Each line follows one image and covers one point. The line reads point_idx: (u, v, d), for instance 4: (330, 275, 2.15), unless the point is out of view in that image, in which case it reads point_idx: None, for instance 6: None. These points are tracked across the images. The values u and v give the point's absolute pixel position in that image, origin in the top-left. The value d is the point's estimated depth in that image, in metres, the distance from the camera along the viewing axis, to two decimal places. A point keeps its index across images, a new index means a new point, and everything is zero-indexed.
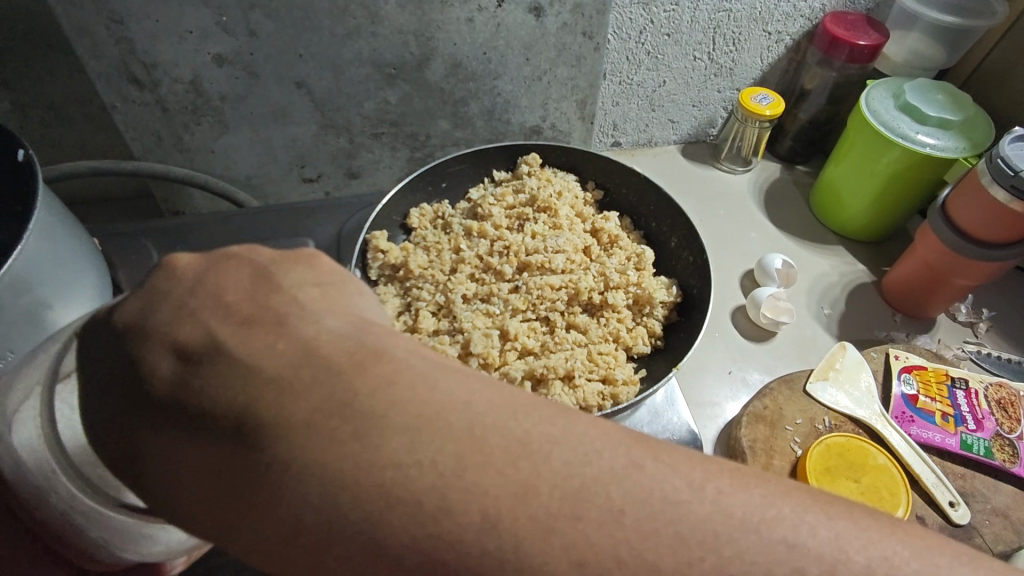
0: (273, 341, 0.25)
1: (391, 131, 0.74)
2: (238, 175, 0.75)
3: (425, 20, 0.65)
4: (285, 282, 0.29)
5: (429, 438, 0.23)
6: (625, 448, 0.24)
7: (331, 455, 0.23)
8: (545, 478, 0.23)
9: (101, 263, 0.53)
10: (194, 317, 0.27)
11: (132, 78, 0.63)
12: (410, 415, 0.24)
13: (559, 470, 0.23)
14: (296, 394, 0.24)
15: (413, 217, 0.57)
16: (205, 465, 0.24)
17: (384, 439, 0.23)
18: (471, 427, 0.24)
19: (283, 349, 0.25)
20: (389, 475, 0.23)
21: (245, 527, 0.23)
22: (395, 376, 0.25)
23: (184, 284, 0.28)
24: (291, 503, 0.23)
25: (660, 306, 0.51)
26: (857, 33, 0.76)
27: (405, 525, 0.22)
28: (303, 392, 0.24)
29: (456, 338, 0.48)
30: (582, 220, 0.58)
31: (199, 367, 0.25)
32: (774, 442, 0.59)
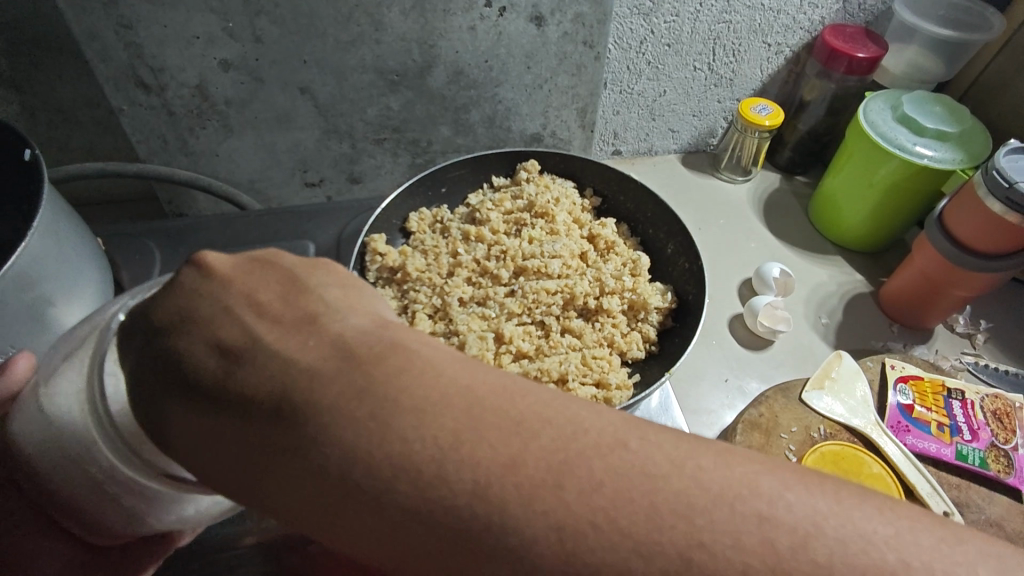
0: (305, 338, 0.25)
1: (393, 136, 0.75)
2: (241, 178, 0.76)
3: (427, 29, 0.66)
4: (311, 282, 0.28)
5: (452, 423, 0.23)
6: (641, 432, 0.24)
7: (363, 441, 0.23)
8: (569, 467, 0.22)
9: (103, 262, 0.54)
10: (227, 311, 0.27)
11: (139, 82, 0.64)
12: (441, 405, 0.23)
13: (584, 457, 0.23)
14: (329, 384, 0.24)
15: (412, 221, 0.57)
16: (241, 451, 0.24)
17: (416, 425, 0.23)
18: (499, 413, 0.23)
19: (315, 345, 0.25)
20: (419, 452, 0.22)
21: (282, 504, 0.23)
22: (424, 368, 0.24)
23: (217, 282, 0.28)
24: (326, 481, 0.23)
25: (655, 311, 0.52)
26: (856, 45, 0.77)
27: (432, 524, 0.22)
28: (335, 382, 0.24)
29: (451, 341, 0.48)
30: (579, 226, 0.59)
31: (234, 358, 0.25)
32: (769, 450, 0.59)
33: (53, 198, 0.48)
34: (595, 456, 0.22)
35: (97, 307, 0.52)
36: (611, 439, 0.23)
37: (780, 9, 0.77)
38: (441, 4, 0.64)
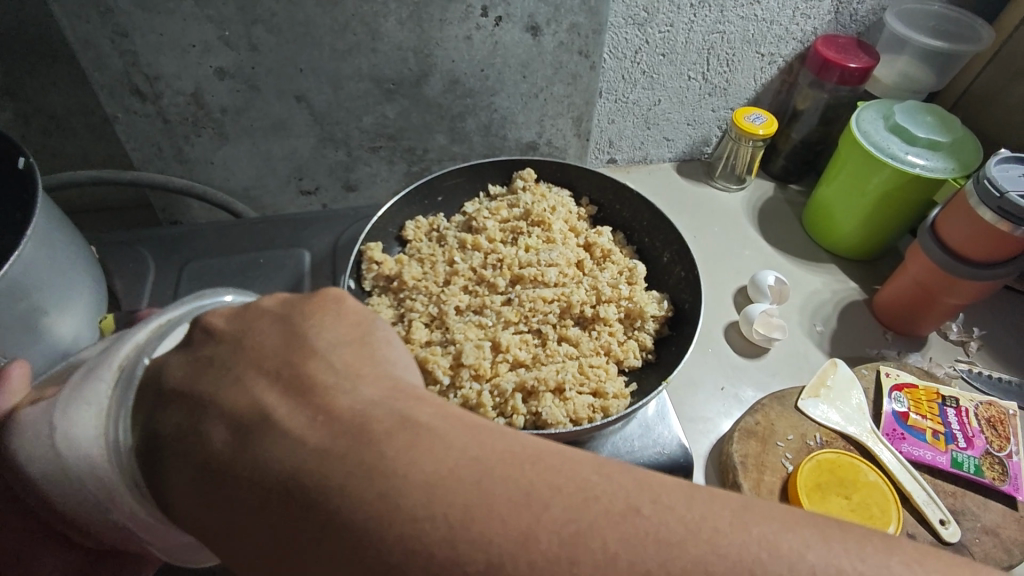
0: (313, 412, 0.25)
1: (389, 144, 0.75)
2: (236, 186, 0.76)
3: (424, 38, 0.66)
4: (318, 341, 0.29)
5: (462, 500, 0.23)
6: (639, 497, 0.24)
7: (364, 522, 0.22)
8: (561, 530, 0.22)
9: (97, 270, 0.54)
10: (238, 382, 0.28)
11: (134, 90, 0.64)
12: (440, 482, 0.23)
13: (572, 520, 0.22)
14: (331, 464, 0.24)
15: (409, 229, 0.57)
16: (256, 528, 0.24)
17: (416, 501, 0.22)
18: (509, 482, 0.23)
19: (321, 420, 0.25)
20: (428, 532, 0.22)
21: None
22: (423, 439, 0.24)
23: (228, 347, 0.29)
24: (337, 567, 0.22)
25: (652, 319, 0.52)
26: (848, 56, 0.78)
27: None
28: (337, 461, 0.24)
29: (448, 350, 0.48)
30: (575, 234, 0.59)
31: (245, 435, 0.25)
32: (766, 458, 0.59)
33: (46, 206, 0.48)
34: (607, 525, 0.22)
35: (91, 317, 0.51)
36: (617, 506, 0.23)
37: (773, 20, 0.78)
38: (438, 14, 0.64)
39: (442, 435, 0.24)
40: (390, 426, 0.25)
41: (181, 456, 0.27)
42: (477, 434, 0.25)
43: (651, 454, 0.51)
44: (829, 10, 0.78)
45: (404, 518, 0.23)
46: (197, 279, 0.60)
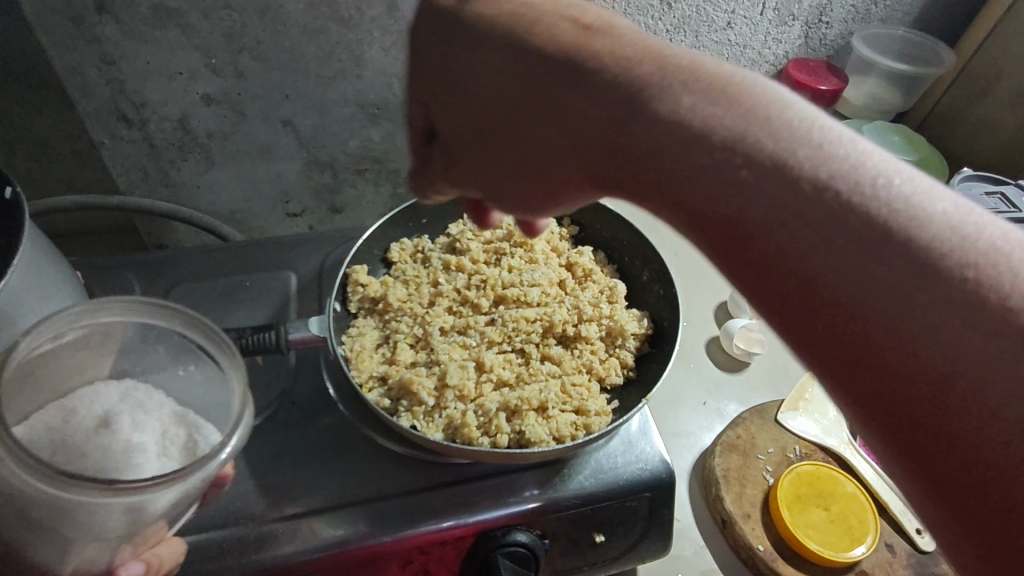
0: (704, 156, 0.27)
1: (374, 167, 0.77)
2: (222, 209, 0.76)
3: (408, 64, 0.68)
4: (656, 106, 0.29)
5: (886, 304, 0.24)
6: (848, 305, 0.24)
7: (865, 278, 0.24)
8: (924, 359, 0.23)
9: (83, 296, 0.54)
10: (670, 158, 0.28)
11: (121, 116, 0.65)
12: (774, 216, 0.26)
13: (847, 291, 0.24)
14: (765, 200, 0.26)
15: (393, 251, 0.58)
16: (828, 276, 0.25)
17: (790, 263, 0.25)
18: (913, 284, 0.24)
19: (701, 172, 0.27)
20: (902, 329, 0.23)
21: (909, 407, 0.24)
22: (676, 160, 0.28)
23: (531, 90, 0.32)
24: (870, 350, 0.24)
25: (632, 338, 0.53)
26: (818, 78, 0.81)
27: (919, 368, 0.23)
28: (789, 221, 0.25)
29: (432, 371, 0.49)
30: (557, 254, 0.60)
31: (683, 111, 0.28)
32: (747, 471, 0.60)
33: (33, 234, 0.48)
34: (837, 275, 0.24)
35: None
36: (893, 281, 0.24)
37: (746, 45, 0.80)
38: None
39: (860, 225, 0.24)
40: (639, 86, 0.29)
41: (495, 174, 0.35)
42: (674, 177, 0.28)
43: (634, 470, 0.52)
44: (799, 35, 0.81)
45: (740, 196, 0.26)
46: (183, 303, 0.60)
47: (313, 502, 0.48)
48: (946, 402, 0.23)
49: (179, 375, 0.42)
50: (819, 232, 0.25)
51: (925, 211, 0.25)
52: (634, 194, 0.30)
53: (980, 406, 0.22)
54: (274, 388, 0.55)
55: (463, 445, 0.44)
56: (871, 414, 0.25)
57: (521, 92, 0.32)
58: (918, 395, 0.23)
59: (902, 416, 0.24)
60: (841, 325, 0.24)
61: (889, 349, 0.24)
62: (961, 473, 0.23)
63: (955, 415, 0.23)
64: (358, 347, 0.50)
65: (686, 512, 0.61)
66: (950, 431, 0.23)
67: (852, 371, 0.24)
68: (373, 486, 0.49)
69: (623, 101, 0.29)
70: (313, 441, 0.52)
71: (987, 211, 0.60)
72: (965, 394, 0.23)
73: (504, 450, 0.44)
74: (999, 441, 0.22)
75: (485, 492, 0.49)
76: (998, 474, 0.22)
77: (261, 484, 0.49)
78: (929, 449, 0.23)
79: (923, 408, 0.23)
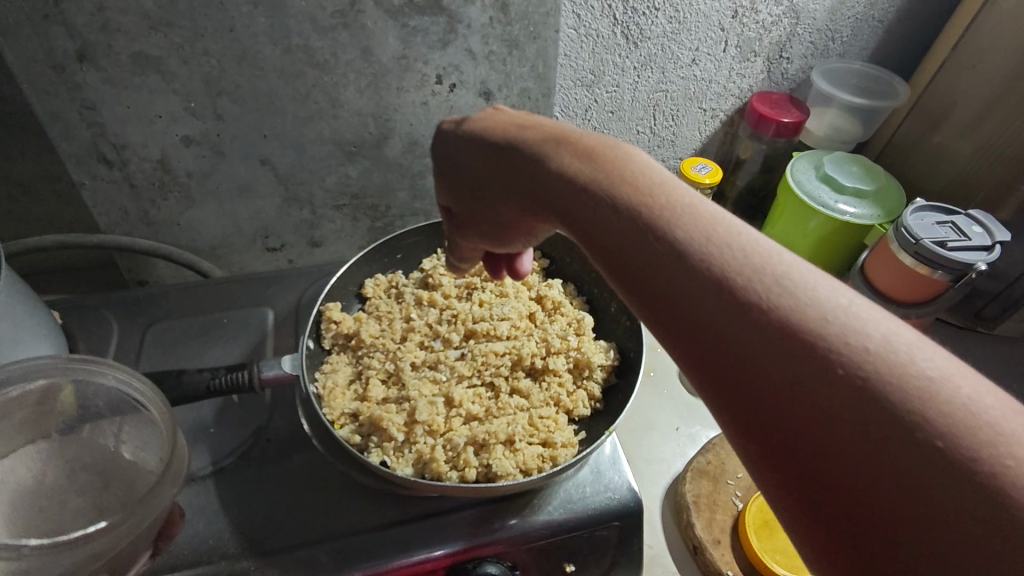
0: (630, 216, 0.32)
1: (352, 202, 0.79)
2: (202, 245, 0.78)
3: (382, 104, 0.70)
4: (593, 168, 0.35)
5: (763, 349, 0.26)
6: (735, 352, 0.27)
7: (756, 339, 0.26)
8: (807, 400, 0.25)
9: (59, 338, 0.55)
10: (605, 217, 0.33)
11: (101, 158, 0.67)
12: (691, 283, 0.29)
13: (742, 346, 0.26)
14: (665, 251, 0.30)
15: (368, 287, 0.60)
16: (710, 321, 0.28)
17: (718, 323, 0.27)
18: (792, 345, 0.26)
19: (629, 225, 0.32)
20: (798, 379, 0.25)
21: (792, 458, 0.25)
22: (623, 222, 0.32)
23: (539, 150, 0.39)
24: (762, 389, 0.26)
25: (599, 369, 0.55)
26: (781, 111, 0.84)
27: (814, 418, 0.24)
28: (681, 275, 0.29)
29: (403, 406, 0.50)
30: (528, 287, 0.62)
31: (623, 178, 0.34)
32: (717, 497, 0.61)
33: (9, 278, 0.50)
34: (745, 328, 0.27)
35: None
36: (762, 348, 0.26)
37: (711, 79, 0.84)
38: (395, 83, 0.69)
39: (734, 286, 0.28)
40: (611, 161, 0.35)
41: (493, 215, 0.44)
42: (613, 225, 0.33)
43: (603, 499, 0.53)
44: (762, 70, 0.85)
45: (645, 243, 0.31)
46: (160, 340, 0.61)
47: (286, 539, 0.49)
48: (848, 477, 0.23)
49: (115, 429, 0.48)
50: (707, 292, 0.28)
51: (810, 286, 0.27)
52: (595, 246, 0.34)
53: (852, 460, 0.23)
54: (249, 425, 0.56)
55: (431, 481, 0.45)
56: (771, 461, 0.25)
57: (508, 166, 0.40)
58: (803, 448, 0.24)
59: (798, 465, 0.24)
60: (730, 367, 0.27)
61: (772, 396, 0.25)
62: (851, 518, 0.23)
63: (847, 459, 0.23)
64: (331, 384, 0.52)
65: (659, 539, 0.62)
66: (839, 479, 0.23)
67: (736, 410, 0.26)
68: (347, 521, 0.50)
69: (581, 163, 0.36)
70: (287, 477, 0.53)
71: (938, 240, 0.63)
72: (844, 437, 0.24)
73: (471, 484, 0.45)
74: (896, 501, 0.22)
75: (457, 525, 0.50)
76: (897, 525, 0.22)
77: (234, 522, 0.49)
78: (816, 495, 0.24)
79: (816, 459, 0.24)
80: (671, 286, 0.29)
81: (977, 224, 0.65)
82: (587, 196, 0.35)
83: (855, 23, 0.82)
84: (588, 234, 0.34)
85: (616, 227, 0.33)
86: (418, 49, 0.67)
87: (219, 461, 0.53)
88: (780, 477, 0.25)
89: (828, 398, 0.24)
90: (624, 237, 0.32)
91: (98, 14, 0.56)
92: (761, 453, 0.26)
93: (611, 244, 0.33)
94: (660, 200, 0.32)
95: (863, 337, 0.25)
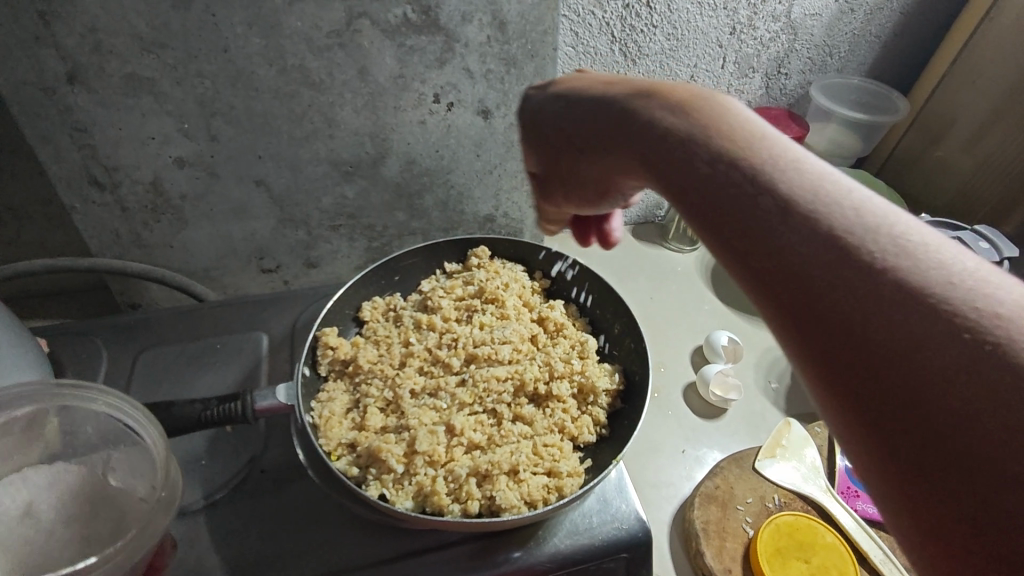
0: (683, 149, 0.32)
1: (349, 223, 0.77)
2: (196, 268, 0.76)
3: (379, 124, 0.69)
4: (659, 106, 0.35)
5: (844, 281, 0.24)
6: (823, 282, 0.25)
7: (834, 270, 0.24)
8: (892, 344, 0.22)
9: (46, 367, 0.53)
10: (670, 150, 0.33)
11: (92, 181, 0.65)
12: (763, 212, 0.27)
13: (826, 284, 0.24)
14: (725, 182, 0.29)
15: (366, 310, 0.58)
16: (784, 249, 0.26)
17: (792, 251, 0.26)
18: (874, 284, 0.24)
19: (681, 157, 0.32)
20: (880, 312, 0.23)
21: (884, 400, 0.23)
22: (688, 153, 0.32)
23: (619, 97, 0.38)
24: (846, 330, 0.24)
25: (604, 394, 0.53)
26: (781, 126, 0.83)
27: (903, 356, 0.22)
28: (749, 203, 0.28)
29: (402, 436, 0.48)
30: (529, 309, 0.60)
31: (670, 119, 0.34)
32: (726, 523, 0.60)
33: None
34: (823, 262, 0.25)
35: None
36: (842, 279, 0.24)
37: None
38: (392, 102, 0.68)
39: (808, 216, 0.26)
40: (659, 99, 0.35)
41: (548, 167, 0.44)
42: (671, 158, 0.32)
43: (609, 529, 0.51)
44: (760, 85, 0.84)
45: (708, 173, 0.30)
46: (151, 367, 0.59)
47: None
48: (941, 412, 0.21)
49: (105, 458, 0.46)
50: (781, 216, 0.27)
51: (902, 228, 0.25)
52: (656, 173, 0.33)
53: (936, 396, 0.21)
54: (242, 456, 0.54)
55: (432, 515, 0.43)
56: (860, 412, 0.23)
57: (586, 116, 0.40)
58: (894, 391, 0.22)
59: (877, 392, 0.23)
60: (803, 292, 0.25)
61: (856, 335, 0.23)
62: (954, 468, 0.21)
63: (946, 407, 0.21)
64: (327, 413, 0.50)
65: (667, 568, 0.60)
66: (926, 416, 0.21)
67: (807, 334, 0.25)
68: (343, 557, 0.48)
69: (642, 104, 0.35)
70: (281, 510, 0.51)
71: None
72: (934, 379, 0.21)
73: (473, 519, 0.43)
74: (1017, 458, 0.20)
75: (459, 559, 0.48)
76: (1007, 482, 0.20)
77: (226, 560, 0.47)
78: (894, 422, 0.22)
79: (901, 390, 0.22)
80: (744, 207, 0.28)
81: (983, 240, 0.64)
82: (651, 128, 0.33)
83: (852, 39, 0.82)
84: (647, 162, 0.33)
85: (680, 153, 0.31)
86: (415, 68, 0.66)
87: (210, 494, 0.51)
88: (856, 402, 0.23)
89: (913, 326, 0.22)
90: (686, 162, 0.31)
91: (89, 36, 0.55)
92: (833, 380, 0.24)
93: (670, 173, 0.31)
94: (734, 127, 0.31)
95: (963, 282, 0.23)
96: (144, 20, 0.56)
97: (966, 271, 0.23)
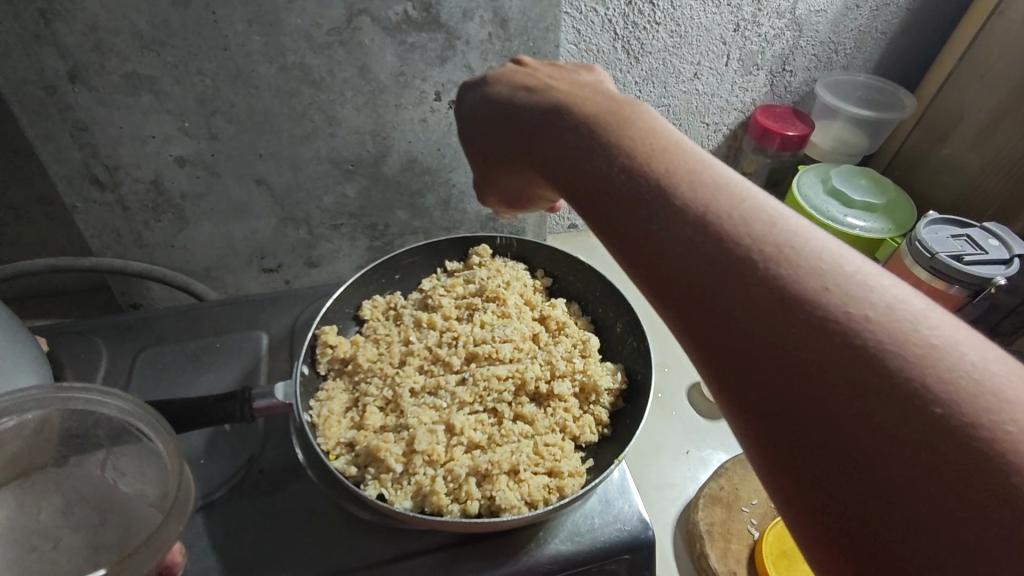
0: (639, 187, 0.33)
1: (350, 222, 0.77)
2: (197, 267, 0.76)
3: (380, 122, 0.69)
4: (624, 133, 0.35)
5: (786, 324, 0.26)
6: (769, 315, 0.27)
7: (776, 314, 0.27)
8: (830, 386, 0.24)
9: (44, 367, 0.53)
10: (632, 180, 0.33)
11: (93, 180, 0.65)
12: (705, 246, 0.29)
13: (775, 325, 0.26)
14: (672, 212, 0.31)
15: (365, 309, 0.58)
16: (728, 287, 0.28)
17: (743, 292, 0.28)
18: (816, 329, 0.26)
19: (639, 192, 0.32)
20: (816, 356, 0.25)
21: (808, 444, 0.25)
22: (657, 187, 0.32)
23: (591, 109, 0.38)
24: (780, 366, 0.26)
25: (606, 393, 0.53)
26: (786, 124, 0.82)
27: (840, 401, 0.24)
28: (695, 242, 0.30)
29: (401, 436, 0.48)
30: (530, 307, 0.60)
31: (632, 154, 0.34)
32: (731, 525, 0.59)
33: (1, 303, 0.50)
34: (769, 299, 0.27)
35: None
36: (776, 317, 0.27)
37: (713, 93, 0.83)
38: (393, 100, 0.67)
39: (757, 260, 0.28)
40: (629, 122, 0.36)
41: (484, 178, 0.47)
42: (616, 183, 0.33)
43: (611, 531, 0.50)
44: (765, 83, 0.84)
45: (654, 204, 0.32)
46: (150, 366, 0.59)
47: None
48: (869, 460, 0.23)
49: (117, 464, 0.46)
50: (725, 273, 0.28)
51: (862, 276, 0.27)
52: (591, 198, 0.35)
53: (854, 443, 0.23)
54: (241, 456, 0.53)
55: (430, 515, 0.42)
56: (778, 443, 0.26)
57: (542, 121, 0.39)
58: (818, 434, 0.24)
59: (796, 429, 0.25)
60: (736, 336, 0.27)
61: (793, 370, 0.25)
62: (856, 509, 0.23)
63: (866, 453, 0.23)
64: (325, 412, 0.49)
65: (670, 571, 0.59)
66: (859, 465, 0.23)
67: (744, 391, 0.27)
68: (342, 559, 0.48)
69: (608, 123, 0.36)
70: (280, 511, 0.50)
71: (955, 254, 0.61)
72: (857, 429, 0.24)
73: (473, 519, 0.43)
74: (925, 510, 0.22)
75: (459, 561, 0.47)
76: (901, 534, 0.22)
77: (223, 560, 0.47)
78: (801, 456, 0.25)
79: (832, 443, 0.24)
80: (683, 264, 0.30)
81: (993, 237, 0.63)
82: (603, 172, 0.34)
83: (858, 35, 0.81)
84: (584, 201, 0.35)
85: (629, 202, 0.33)
86: (416, 65, 0.65)
87: (208, 494, 0.50)
88: (783, 451, 0.25)
89: (823, 365, 0.25)
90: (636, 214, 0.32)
91: (90, 34, 0.55)
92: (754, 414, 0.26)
93: (620, 225, 0.33)
94: (677, 170, 0.33)
95: (915, 334, 0.25)
96: (143, 18, 0.55)
97: (911, 321, 0.25)
